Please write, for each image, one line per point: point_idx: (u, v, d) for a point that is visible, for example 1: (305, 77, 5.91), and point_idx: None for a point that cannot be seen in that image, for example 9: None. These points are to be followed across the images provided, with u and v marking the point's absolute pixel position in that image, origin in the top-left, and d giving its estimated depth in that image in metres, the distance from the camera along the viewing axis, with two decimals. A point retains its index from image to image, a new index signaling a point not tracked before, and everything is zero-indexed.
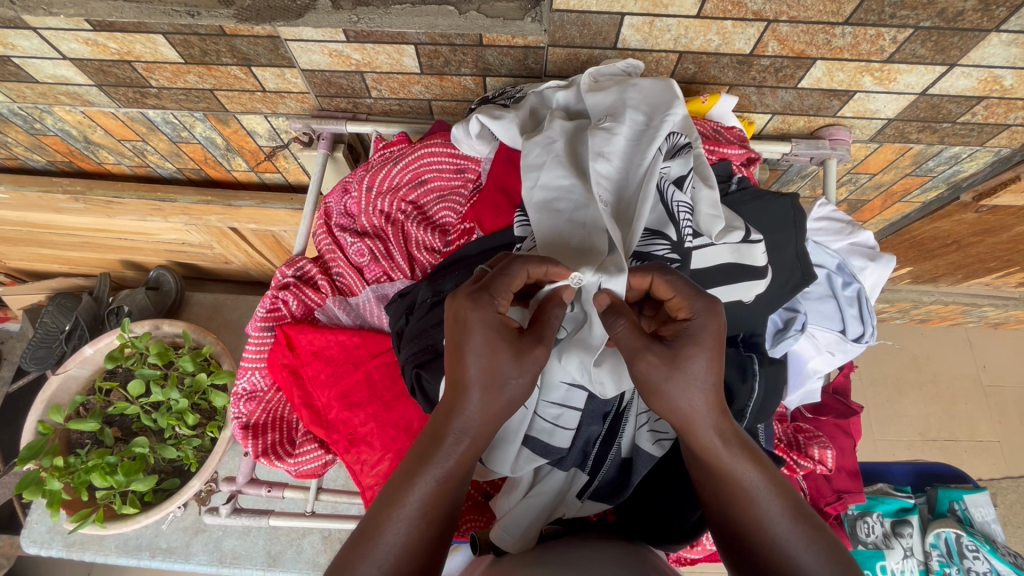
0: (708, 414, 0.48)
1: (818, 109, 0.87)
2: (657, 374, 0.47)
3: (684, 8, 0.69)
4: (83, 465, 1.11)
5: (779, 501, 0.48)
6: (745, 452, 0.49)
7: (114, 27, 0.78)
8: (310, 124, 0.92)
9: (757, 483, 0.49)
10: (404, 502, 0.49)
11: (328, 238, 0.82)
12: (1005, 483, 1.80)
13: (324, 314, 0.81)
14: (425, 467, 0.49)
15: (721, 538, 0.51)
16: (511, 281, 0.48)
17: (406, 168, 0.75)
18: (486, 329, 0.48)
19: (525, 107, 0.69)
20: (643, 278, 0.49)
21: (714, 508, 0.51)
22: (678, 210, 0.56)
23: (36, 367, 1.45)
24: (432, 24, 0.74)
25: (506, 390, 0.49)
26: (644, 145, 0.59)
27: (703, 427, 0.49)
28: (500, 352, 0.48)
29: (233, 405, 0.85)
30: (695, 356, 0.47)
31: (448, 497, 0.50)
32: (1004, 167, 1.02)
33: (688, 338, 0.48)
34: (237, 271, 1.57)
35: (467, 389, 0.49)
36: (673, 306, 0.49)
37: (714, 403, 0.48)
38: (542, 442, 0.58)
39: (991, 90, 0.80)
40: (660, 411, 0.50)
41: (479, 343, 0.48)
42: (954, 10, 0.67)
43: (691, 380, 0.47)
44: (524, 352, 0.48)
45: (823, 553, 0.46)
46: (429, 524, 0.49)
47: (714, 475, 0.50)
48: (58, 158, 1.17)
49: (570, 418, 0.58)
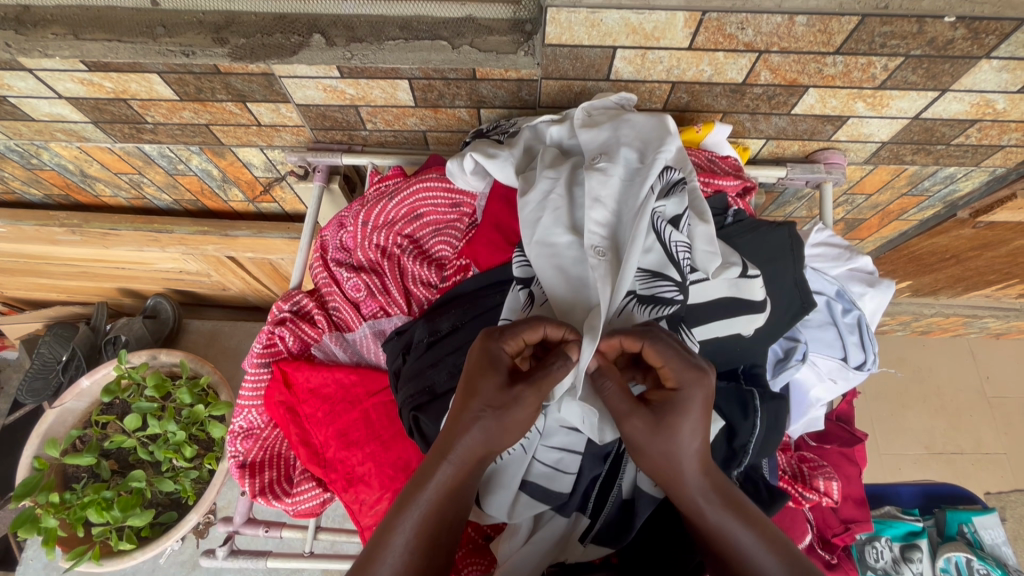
0: (693, 473, 0.49)
1: (812, 134, 0.87)
2: (641, 436, 0.49)
3: (676, 41, 0.70)
4: (79, 501, 1.10)
5: (773, 555, 0.47)
6: (732, 507, 0.49)
7: (109, 67, 0.78)
8: (306, 157, 0.92)
9: (748, 540, 0.48)
10: (396, 534, 0.48)
11: (324, 272, 0.82)
12: (1014, 496, 1.78)
13: (320, 350, 0.80)
14: (417, 494, 0.50)
15: None
16: (524, 328, 0.49)
17: (401, 203, 0.76)
18: (491, 367, 0.49)
19: (518, 143, 0.69)
20: (635, 342, 0.49)
21: (711, 566, 0.50)
22: (677, 252, 0.57)
23: (32, 399, 1.43)
24: (425, 59, 0.74)
25: (498, 423, 0.49)
26: (639, 186, 0.59)
27: (685, 485, 0.49)
28: (489, 380, 0.49)
29: (231, 443, 0.84)
30: (683, 423, 0.48)
31: (438, 534, 0.49)
32: (999, 185, 1.02)
33: (675, 409, 0.48)
34: (235, 297, 1.57)
35: (467, 422, 0.49)
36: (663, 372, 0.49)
37: (696, 462, 0.49)
38: (540, 486, 0.58)
39: (983, 113, 0.80)
40: (647, 470, 0.51)
41: (484, 379, 0.49)
42: (944, 39, 0.67)
43: (675, 445, 0.48)
44: (514, 391, 0.48)
45: None
46: (417, 561, 0.48)
47: (704, 533, 0.50)
48: (55, 192, 1.17)
49: (570, 462, 0.58)
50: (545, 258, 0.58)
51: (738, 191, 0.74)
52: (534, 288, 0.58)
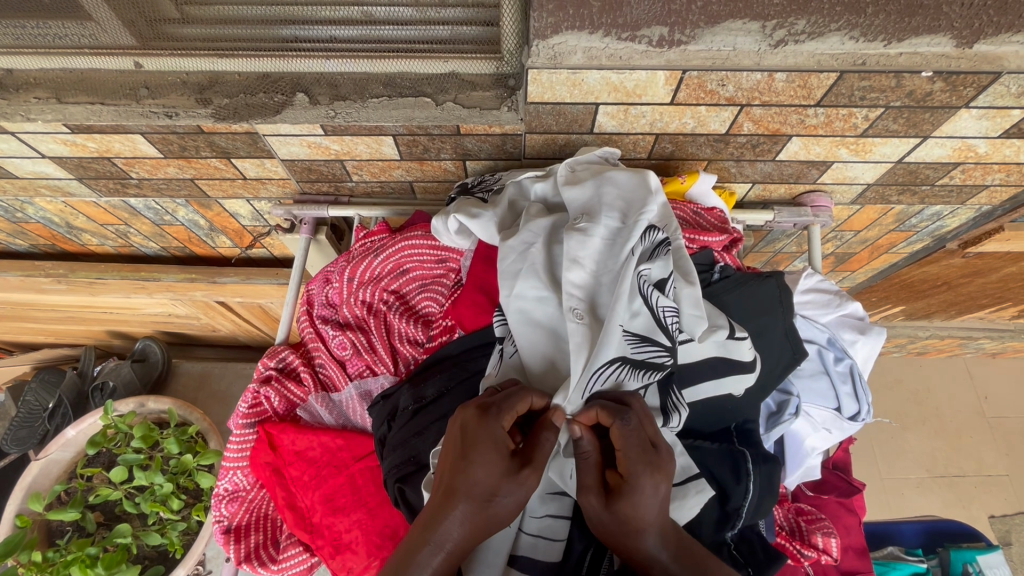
0: (661, 555, 0.48)
1: (797, 177, 0.87)
2: (602, 514, 0.49)
3: (658, 97, 0.70)
4: (63, 559, 1.07)
5: None
6: None
7: (92, 129, 0.78)
8: (292, 210, 0.91)
9: None
10: None
11: (310, 328, 0.81)
12: (1019, 519, 1.75)
13: (305, 411, 0.79)
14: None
15: None
16: (518, 404, 0.49)
17: (387, 260, 0.75)
18: (490, 446, 0.47)
19: (503, 199, 0.69)
20: (609, 417, 0.50)
21: None
22: (664, 317, 0.55)
23: (16, 449, 1.39)
24: (409, 116, 0.74)
25: (490, 509, 0.46)
26: (618, 247, 0.58)
27: (653, 566, 0.48)
28: (487, 463, 0.46)
29: (215, 507, 0.81)
30: (638, 508, 0.47)
31: None
32: (986, 220, 1.02)
33: (633, 495, 0.47)
34: (226, 338, 1.55)
35: (459, 502, 0.46)
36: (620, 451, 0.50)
37: (663, 545, 0.48)
38: (530, 559, 0.57)
39: (966, 157, 0.81)
40: (613, 548, 0.50)
41: (482, 458, 0.46)
42: (922, 92, 0.68)
43: (639, 527, 0.47)
44: (511, 474, 0.46)
45: None
46: None
47: None
48: (41, 242, 1.17)
49: (558, 528, 0.58)
50: (524, 315, 0.57)
51: (725, 245, 0.74)
52: (509, 344, 0.59)
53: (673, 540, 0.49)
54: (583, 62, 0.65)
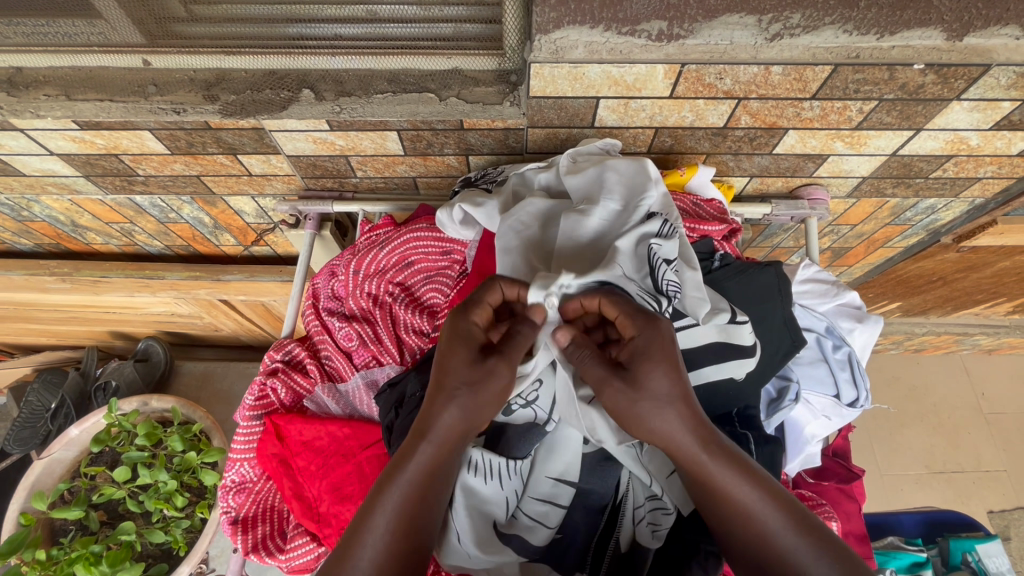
0: (686, 431, 0.49)
1: (794, 171, 0.89)
2: (623, 401, 0.49)
3: (657, 91, 0.71)
4: (67, 556, 1.07)
5: (778, 512, 0.48)
6: (734, 465, 0.49)
7: (101, 126, 0.79)
8: (297, 206, 0.93)
9: (751, 496, 0.48)
10: (376, 518, 0.49)
11: (316, 320, 0.82)
12: (1018, 514, 1.76)
13: (312, 402, 0.80)
14: (392, 486, 0.51)
15: (735, 559, 0.50)
16: (489, 296, 0.55)
17: (392, 252, 0.76)
18: (461, 336, 0.53)
19: (507, 190, 0.70)
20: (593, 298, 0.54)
21: (719, 526, 0.51)
22: (663, 286, 0.57)
23: (19, 450, 1.39)
24: (413, 111, 0.76)
25: (469, 395, 0.52)
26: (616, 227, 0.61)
27: (684, 445, 0.49)
28: (460, 354, 0.52)
29: (222, 499, 0.82)
30: (650, 375, 0.49)
31: (415, 516, 0.51)
32: (980, 213, 1.04)
33: (640, 355, 0.50)
34: (228, 338, 1.56)
35: (440, 392, 0.52)
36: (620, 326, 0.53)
37: (689, 419, 0.49)
38: (524, 541, 0.62)
39: (958, 149, 0.82)
40: (642, 437, 0.50)
41: (455, 350, 0.52)
42: (915, 84, 0.70)
43: (657, 398, 0.48)
44: (482, 362, 0.51)
45: (832, 568, 0.45)
46: (400, 537, 0.49)
47: (708, 493, 0.50)
48: (46, 241, 1.17)
49: (554, 516, 0.62)
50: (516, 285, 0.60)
51: (724, 235, 0.76)
52: None
53: (696, 413, 0.49)
54: (584, 56, 0.67)
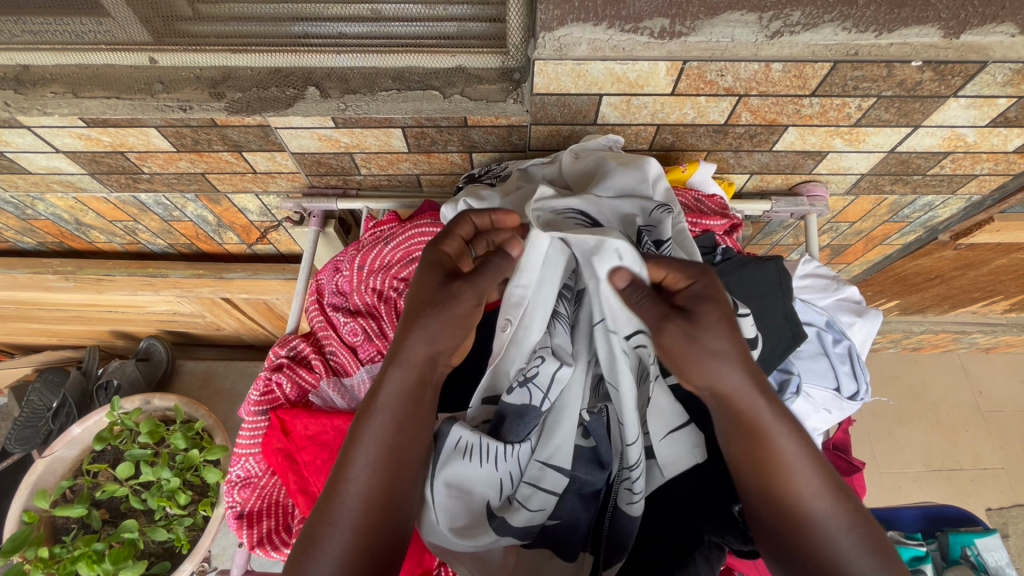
0: (741, 378, 0.51)
1: (794, 168, 0.90)
2: (685, 342, 0.50)
3: (659, 88, 0.72)
4: (69, 555, 1.07)
5: (814, 470, 0.53)
6: (785, 418, 0.52)
7: (107, 123, 0.80)
8: (301, 203, 0.94)
9: (794, 451, 0.52)
10: (360, 451, 0.54)
11: (321, 316, 0.83)
12: (1016, 511, 1.77)
13: (317, 397, 0.80)
14: (367, 421, 0.55)
15: (762, 513, 0.54)
16: (458, 228, 0.58)
17: (397, 248, 0.77)
18: (425, 262, 0.57)
19: (511, 184, 0.73)
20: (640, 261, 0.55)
21: (754, 480, 0.54)
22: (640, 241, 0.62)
23: (20, 449, 1.39)
24: (418, 108, 0.77)
25: (432, 316, 0.54)
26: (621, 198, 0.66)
27: (742, 394, 0.51)
28: (428, 279, 0.56)
29: (227, 493, 0.82)
30: (711, 315, 0.50)
31: (397, 441, 0.55)
32: (977, 211, 1.05)
33: (698, 299, 0.51)
34: (230, 337, 1.56)
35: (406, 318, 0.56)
36: (669, 280, 0.53)
37: (747, 370, 0.51)
38: (506, 524, 0.61)
39: (955, 146, 0.84)
40: (695, 383, 0.52)
41: (419, 277, 0.56)
42: (913, 81, 0.71)
43: (718, 340, 0.50)
44: (445, 287, 0.54)
45: (852, 524, 0.52)
46: (387, 464, 0.54)
47: (755, 444, 0.52)
48: (49, 240, 1.18)
49: (540, 499, 0.61)
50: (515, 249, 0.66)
51: (727, 230, 0.78)
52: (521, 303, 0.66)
53: (749, 362, 0.51)
54: (588, 53, 0.68)
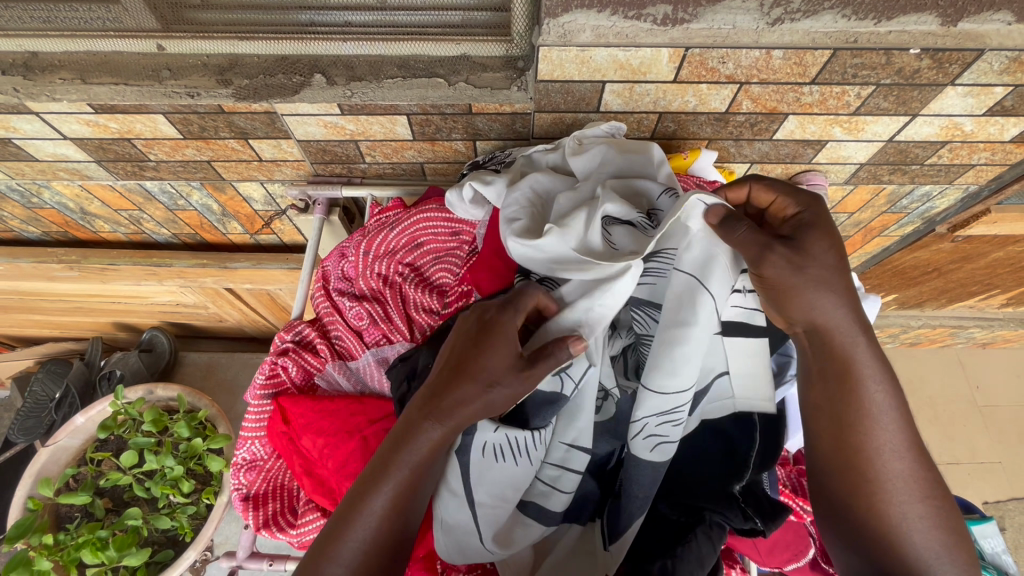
0: (845, 316, 0.54)
1: (794, 157, 0.91)
2: (785, 270, 0.54)
3: (662, 75, 0.73)
4: (73, 541, 1.07)
5: (897, 426, 0.55)
6: (880, 363, 0.55)
7: (115, 110, 0.81)
8: (306, 191, 0.95)
9: (884, 401, 0.54)
10: (373, 498, 0.52)
11: (326, 301, 0.84)
12: (1012, 505, 1.79)
13: (323, 379, 0.82)
14: (389, 470, 0.52)
15: (832, 458, 0.57)
16: (527, 301, 0.57)
17: (402, 233, 0.78)
18: (503, 332, 0.54)
19: (515, 170, 0.74)
20: (741, 188, 0.61)
21: (832, 425, 0.56)
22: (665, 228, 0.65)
23: (24, 439, 1.39)
24: (423, 95, 0.78)
25: (489, 395, 0.53)
26: (637, 193, 0.67)
27: (841, 329, 0.54)
28: (499, 354, 0.53)
29: (234, 476, 0.84)
30: (816, 243, 0.54)
31: (410, 499, 0.53)
32: (974, 202, 1.07)
33: (806, 227, 0.56)
34: (232, 328, 1.57)
35: (463, 377, 0.53)
36: (778, 207, 0.59)
37: (852, 310, 0.54)
38: (540, 508, 0.65)
39: (953, 135, 0.85)
40: (795, 314, 0.55)
41: (491, 344, 0.54)
42: (911, 69, 0.72)
43: (824, 270, 0.54)
44: (519, 369, 0.53)
45: (919, 487, 0.54)
46: (395, 518, 0.52)
47: (844, 385, 0.55)
48: (54, 229, 1.19)
49: (568, 481, 0.64)
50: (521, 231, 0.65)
51: None
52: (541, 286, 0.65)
53: (853, 304, 0.55)
54: (592, 40, 0.69)
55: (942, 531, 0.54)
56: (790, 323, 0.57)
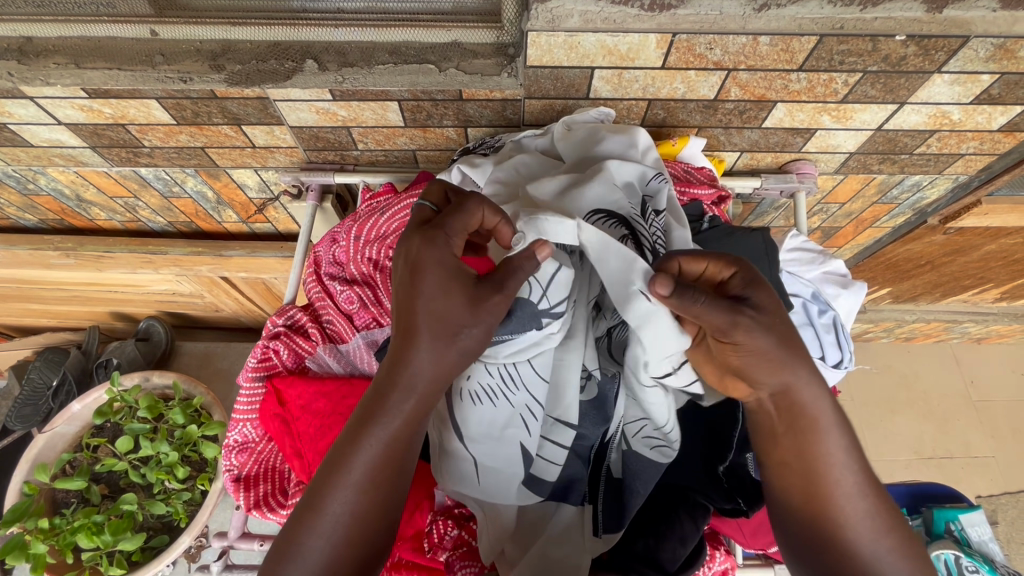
0: (806, 376, 0.52)
1: (783, 146, 0.92)
2: (760, 332, 0.50)
3: (650, 61, 0.74)
4: (69, 526, 1.08)
5: (859, 475, 0.54)
6: (837, 414, 0.54)
7: (109, 94, 0.81)
8: (299, 177, 0.96)
9: (842, 452, 0.54)
10: (351, 469, 0.51)
11: (318, 286, 0.85)
12: (1004, 499, 1.79)
13: (314, 362, 0.83)
14: (364, 439, 0.52)
15: (798, 514, 0.55)
16: (465, 222, 0.54)
17: (393, 218, 0.79)
18: (441, 268, 0.52)
19: (504, 155, 0.75)
20: (673, 262, 0.52)
21: (796, 479, 0.55)
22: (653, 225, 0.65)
23: (21, 427, 1.40)
24: (414, 81, 0.78)
25: (453, 339, 0.52)
26: (626, 187, 0.66)
27: (800, 387, 0.53)
28: (450, 293, 0.52)
29: (226, 457, 0.85)
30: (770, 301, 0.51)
31: (391, 463, 0.53)
32: (964, 193, 1.07)
33: (753, 284, 0.52)
34: (229, 318, 1.58)
35: (417, 334, 0.52)
36: (711, 273, 0.53)
37: (809, 366, 0.53)
38: (535, 482, 0.65)
39: (941, 124, 0.85)
40: (759, 374, 0.53)
41: (435, 285, 0.52)
42: (897, 56, 0.72)
43: (786, 328, 0.52)
44: (476, 299, 0.52)
45: (885, 532, 0.54)
46: (376, 488, 0.52)
47: (806, 441, 0.54)
48: (50, 217, 1.19)
49: (556, 453, 0.64)
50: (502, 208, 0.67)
51: (714, 200, 0.82)
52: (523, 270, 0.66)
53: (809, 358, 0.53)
54: (579, 25, 0.69)
55: (912, 572, 0.54)
56: (755, 387, 0.54)
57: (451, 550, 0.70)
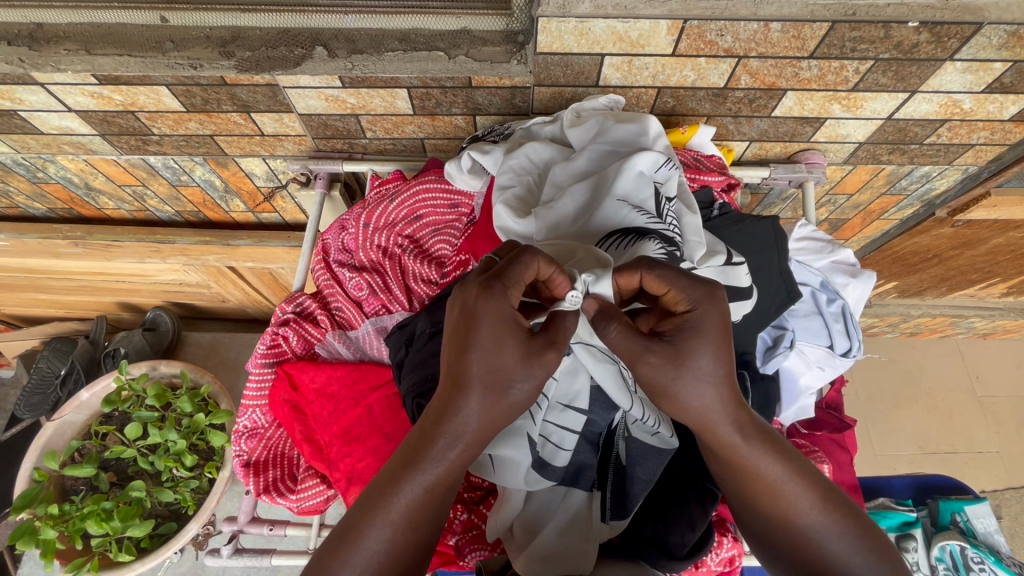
0: (721, 411, 0.51)
1: (792, 136, 0.92)
2: (662, 375, 0.50)
3: (660, 48, 0.74)
4: (78, 512, 1.09)
5: (805, 492, 0.53)
6: (764, 443, 0.53)
7: (119, 80, 0.81)
8: (308, 165, 0.96)
9: (781, 475, 0.53)
10: (389, 510, 0.48)
11: (326, 273, 0.85)
12: (1008, 494, 1.79)
13: (323, 349, 0.84)
14: (404, 482, 0.49)
15: (759, 530, 0.56)
16: (523, 272, 0.48)
17: (401, 205, 0.80)
18: (495, 322, 0.47)
19: (514, 141, 0.76)
20: (631, 276, 0.51)
21: (742, 501, 0.56)
22: (666, 214, 0.63)
23: (30, 415, 1.42)
24: (423, 68, 0.78)
25: (504, 396, 0.48)
26: (637, 177, 0.64)
27: (715, 422, 0.52)
28: (498, 350, 0.47)
29: (235, 443, 0.86)
30: (700, 351, 0.49)
31: (430, 507, 0.50)
32: (974, 184, 1.07)
33: (690, 331, 0.49)
34: (235, 308, 1.59)
35: (469, 387, 0.48)
36: (670, 299, 0.51)
37: (727, 398, 0.51)
38: (545, 468, 0.64)
39: (952, 113, 0.85)
40: (674, 410, 0.52)
41: (487, 340, 0.47)
42: (910, 43, 0.72)
43: (699, 375, 0.50)
44: (530, 357, 0.48)
45: (853, 542, 0.52)
46: (414, 531, 0.49)
47: (737, 471, 0.54)
48: (59, 206, 1.20)
49: (568, 439, 0.64)
50: (514, 204, 0.67)
51: (723, 187, 0.82)
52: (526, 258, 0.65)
53: (730, 388, 0.51)
54: (590, 11, 0.69)
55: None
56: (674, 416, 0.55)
57: (460, 534, 0.72)
